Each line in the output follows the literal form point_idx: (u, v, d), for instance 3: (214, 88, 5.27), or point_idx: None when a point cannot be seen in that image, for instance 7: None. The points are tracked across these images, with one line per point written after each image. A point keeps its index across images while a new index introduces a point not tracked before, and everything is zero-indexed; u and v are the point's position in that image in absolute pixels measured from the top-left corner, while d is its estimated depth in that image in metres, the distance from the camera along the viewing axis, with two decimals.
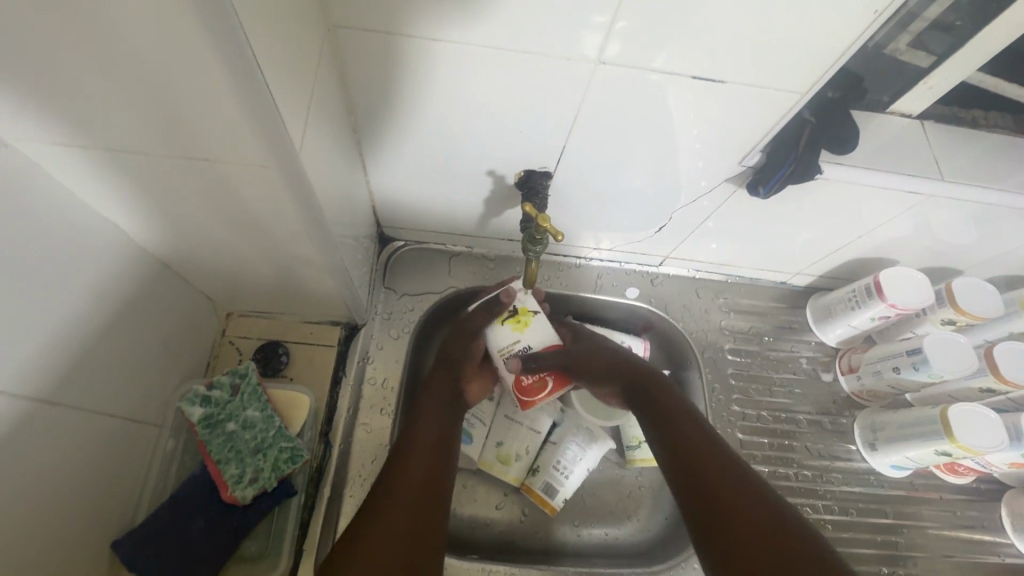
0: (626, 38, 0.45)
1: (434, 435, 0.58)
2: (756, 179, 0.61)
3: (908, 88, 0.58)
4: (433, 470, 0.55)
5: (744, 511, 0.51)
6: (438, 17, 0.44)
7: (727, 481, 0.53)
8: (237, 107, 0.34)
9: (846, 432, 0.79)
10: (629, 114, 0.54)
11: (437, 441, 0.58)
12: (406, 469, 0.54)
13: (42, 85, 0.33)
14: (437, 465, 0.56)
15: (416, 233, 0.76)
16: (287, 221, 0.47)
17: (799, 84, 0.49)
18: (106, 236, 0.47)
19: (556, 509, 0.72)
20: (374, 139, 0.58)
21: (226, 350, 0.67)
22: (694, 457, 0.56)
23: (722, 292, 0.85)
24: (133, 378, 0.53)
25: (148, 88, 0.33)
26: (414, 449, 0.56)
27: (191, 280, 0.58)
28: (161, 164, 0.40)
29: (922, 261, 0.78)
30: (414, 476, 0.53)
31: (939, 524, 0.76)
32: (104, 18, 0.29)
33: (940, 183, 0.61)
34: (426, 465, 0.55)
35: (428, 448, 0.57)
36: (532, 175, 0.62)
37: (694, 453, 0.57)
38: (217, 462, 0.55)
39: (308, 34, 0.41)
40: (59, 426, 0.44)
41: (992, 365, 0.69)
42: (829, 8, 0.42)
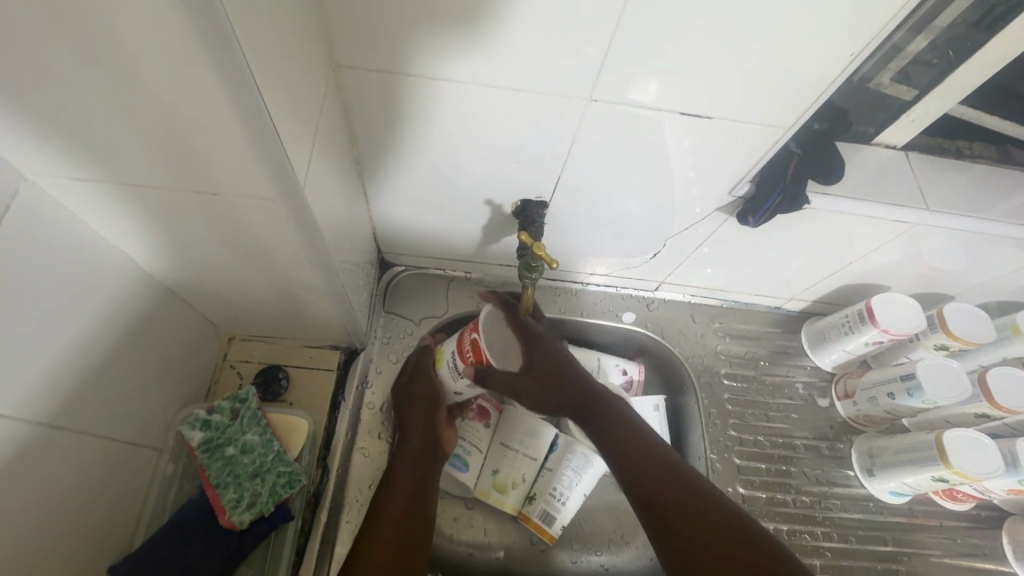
0: (618, 75, 0.47)
1: (404, 497, 0.59)
2: (745, 209, 0.62)
3: (891, 121, 0.61)
4: (411, 512, 0.59)
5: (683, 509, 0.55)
6: (438, 57, 0.46)
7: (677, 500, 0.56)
8: (245, 143, 0.36)
9: (844, 458, 0.79)
10: (622, 147, 0.56)
11: (409, 503, 0.59)
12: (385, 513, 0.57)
13: (63, 124, 0.35)
14: (410, 514, 0.58)
15: (416, 258, 0.78)
16: (289, 251, 0.48)
17: (783, 119, 0.52)
18: (116, 264, 0.48)
19: (554, 537, 0.72)
20: (376, 170, 0.60)
21: (227, 375, 0.67)
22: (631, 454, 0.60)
23: (717, 317, 0.86)
24: (135, 403, 0.54)
25: (164, 127, 0.35)
26: (381, 518, 0.57)
27: (195, 305, 0.60)
28: (172, 197, 0.42)
29: (915, 287, 0.79)
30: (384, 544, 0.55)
31: (940, 551, 0.75)
32: (128, 67, 0.31)
33: (925, 211, 0.62)
34: (398, 529, 0.56)
35: (398, 516, 0.57)
36: (528, 204, 0.64)
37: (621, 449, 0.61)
38: (216, 486, 0.56)
39: (314, 73, 0.43)
40: (66, 450, 0.46)
41: (986, 392, 0.70)
42: (811, 51, 0.44)
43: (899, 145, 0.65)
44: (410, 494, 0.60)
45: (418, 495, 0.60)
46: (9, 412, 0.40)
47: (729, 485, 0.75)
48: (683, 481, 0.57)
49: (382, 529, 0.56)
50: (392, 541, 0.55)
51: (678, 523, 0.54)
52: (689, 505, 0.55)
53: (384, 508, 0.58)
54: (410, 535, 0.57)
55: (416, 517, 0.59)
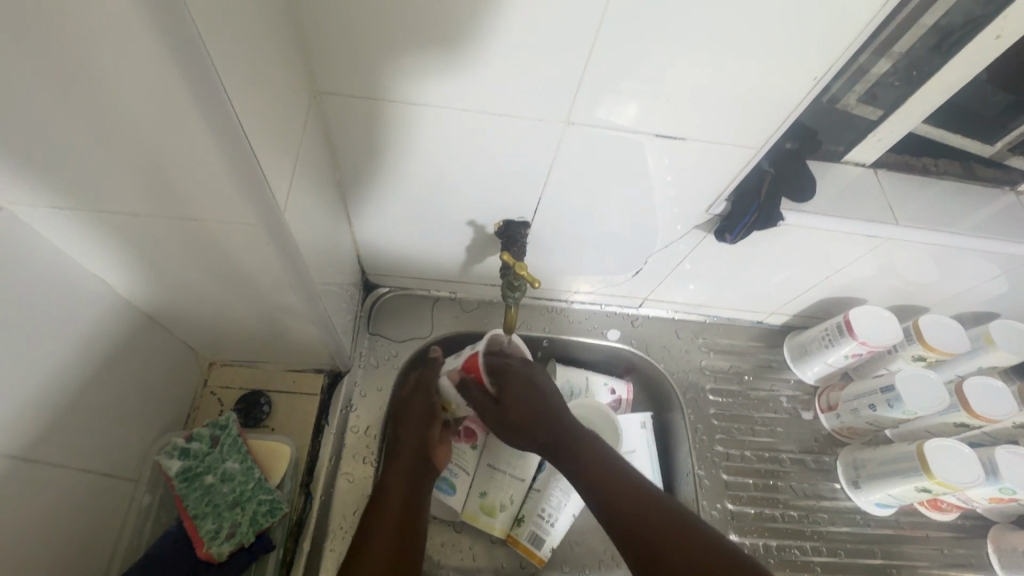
0: (593, 99, 0.49)
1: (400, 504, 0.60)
2: (722, 226, 0.63)
3: (858, 139, 0.64)
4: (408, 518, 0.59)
5: (649, 515, 0.55)
6: (416, 83, 0.47)
7: (649, 519, 0.55)
8: (224, 168, 0.36)
9: (830, 470, 0.79)
10: (603, 167, 0.57)
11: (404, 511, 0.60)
12: (382, 518, 0.58)
13: (40, 154, 0.35)
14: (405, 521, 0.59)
15: (401, 280, 0.78)
16: (271, 274, 0.48)
17: (753, 140, 0.53)
18: (95, 292, 0.48)
19: (543, 559, 0.72)
20: (358, 193, 0.61)
21: (207, 402, 0.66)
22: (593, 465, 0.60)
23: (701, 333, 0.87)
24: (112, 433, 0.52)
25: (142, 154, 0.35)
26: (377, 522, 0.58)
27: (175, 330, 0.59)
28: (151, 223, 0.42)
29: (892, 299, 0.81)
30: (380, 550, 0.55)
31: (929, 563, 0.75)
32: (107, 96, 0.31)
33: (895, 225, 0.64)
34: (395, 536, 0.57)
35: (393, 524, 0.58)
36: (510, 224, 0.65)
37: (583, 461, 0.61)
38: (193, 517, 0.53)
39: (295, 100, 0.44)
40: (40, 482, 0.44)
41: (963, 400, 0.71)
42: (778, 77, 0.46)
43: (867, 163, 0.68)
44: (406, 502, 0.61)
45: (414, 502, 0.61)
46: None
47: (718, 501, 0.75)
48: (654, 501, 0.57)
49: (377, 535, 0.56)
50: (386, 546, 0.56)
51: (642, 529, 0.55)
52: (664, 516, 0.55)
53: (377, 514, 0.59)
54: (405, 540, 0.58)
55: (411, 524, 0.59)
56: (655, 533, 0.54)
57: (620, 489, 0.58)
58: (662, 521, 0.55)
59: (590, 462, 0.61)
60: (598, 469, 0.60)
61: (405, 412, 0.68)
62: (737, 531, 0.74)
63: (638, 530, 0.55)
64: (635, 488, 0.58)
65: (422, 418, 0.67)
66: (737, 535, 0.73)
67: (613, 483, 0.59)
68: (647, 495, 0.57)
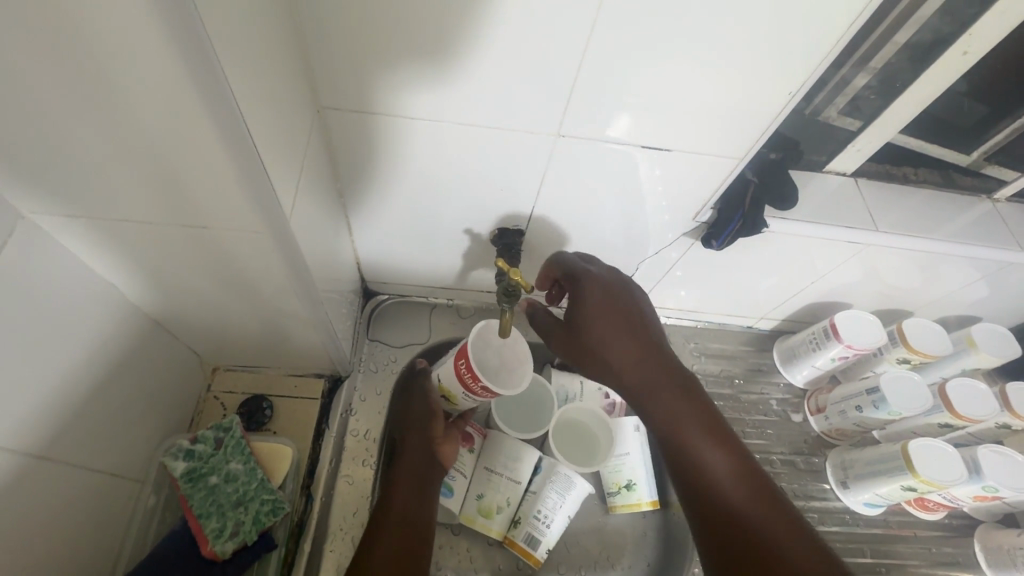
0: (583, 112, 0.51)
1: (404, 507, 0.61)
2: (709, 233, 0.66)
3: (838, 150, 0.67)
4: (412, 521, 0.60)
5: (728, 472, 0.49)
6: (415, 98, 0.50)
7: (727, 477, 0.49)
8: (234, 178, 0.38)
9: (820, 471, 0.81)
10: (594, 176, 0.59)
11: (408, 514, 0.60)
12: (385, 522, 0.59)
13: (61, 166, 0.37)
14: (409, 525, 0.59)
15: (400, 287, 0.80)
16: (275, 280, 0.50)
17: (736, 151, 0.56)
18: (106, 298, 0.50)
19: (540, 561, 0.73)
20: (359, 203, 0.63)
21: (210, 406, 0.68)
22: (676, 406, 0.52)
23: (693, 338, 0.89)
24: (119, 435, 0.54)
25: (157, 166, 0.37)
26: (381, 527, 0.58)
27: (181, 336, 0.61)
28: (162, 231, 0.44)
29: (877, 304, 0.83)
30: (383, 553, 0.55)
31: (918, 561, 0.77)
32: (127, 113, 0.34)
33: (875, 232, 0.67)
34: (398, 539, 0.57)
35: (397, 527, 0.58)
36: (506, 232, 0.67)
37: (664, 399, 0.52)
38: (198, 516, 0.55)
39: (300, 114, 0.46)
40: (52, 482, 0.46)
41: (946, 401, 0.74)
42: (757, 91, 0.49)
43: (848, 172, 0.70)
44: (410, 505, 0.61)
45: (419, 505, 0.62)
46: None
47: None
48: (739, 458, 0.50)
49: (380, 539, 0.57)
50: (390, 550, 0.56)
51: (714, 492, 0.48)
52: (743, 479, 0.49)
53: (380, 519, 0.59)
54: (410, 542, 0.58)
55: (416, 526, 0.59)
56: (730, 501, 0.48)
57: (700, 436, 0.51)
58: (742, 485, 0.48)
59: (671, 401, 0.52)
60: (679, 418, 0.51)
61: (406, 416, 0.69)
62: None
63: (710, 487, 0.49)
64: (719, 438, 0.50)
65: (421, 421, 0.67)
66: None
67: (697, 430, 0.51)
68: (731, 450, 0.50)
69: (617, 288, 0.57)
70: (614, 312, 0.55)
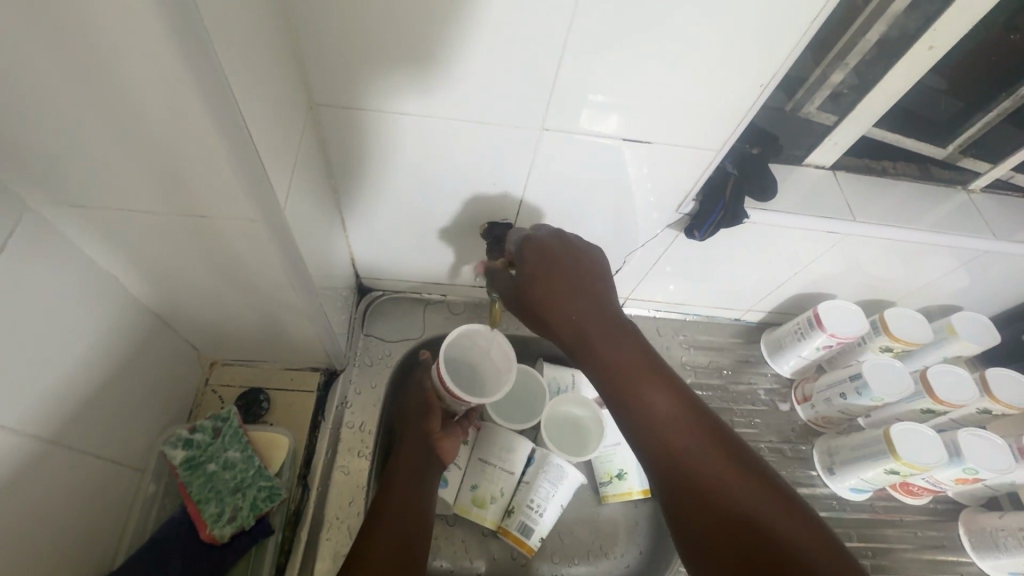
0: (565, 106, 0.53)
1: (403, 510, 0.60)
2: (692, 224, 0.68)
3: (816, 144, 0.70)
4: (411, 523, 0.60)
5: (670, 414, 0.47)
6: (407, 96, 0.52)
7: (676, 417, 0.47)
8: (231, 168, 0.40)
9: (806, 458, 0.83)
10: (578, 168, 0.61)
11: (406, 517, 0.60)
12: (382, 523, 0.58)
13: (67, 156, 0.39)
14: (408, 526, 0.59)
15: (394, 283, 0.82)
16: (271, 271, 0.52)
17: (712, 143, 0.58)
18: (109, 290, 0.51)
19: (533, 549, 0.74)
20: (353, 199, 0.65)
21: (209, 399, 0.69)
22: (607, 349, 0.51)
23: (682, 330, 0.91)
24: (120, 425, 0.55)
25: (158, 155, 0.39)
26: (380, 526, 0.58)
27: (179, 329, 0.62)
28: (163, 221, 0.46)
29: (860, 295, 0.86)
30: (381, 551, 0.55)
31: (903, 545, 0.78)
32: (129, 105, 0.35)
33: (852, 222, 0.69)
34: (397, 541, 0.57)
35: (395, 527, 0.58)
36: (495, 226, 0.68)
37: (604, 349, 0.51)
38: (197, 502, 0.57)
39: (293, 110, 0.48)
40: (56, 467, 0.47)
41: (927, 387, 0.75)
42: (732, 84, 0.51)
43: (827, 166, 0.73)
44: (409, 508, 0.61)
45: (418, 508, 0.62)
46: (9, 425, 0.42)
47: None
48: (681, 394, 0.48)
49: (378, 538, 0.56)
50: (388, 549, 0.56)
51: (659, 431, 0.46)
52: (689, 416, 0.47)
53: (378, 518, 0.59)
54: (409, 543, 0.58)
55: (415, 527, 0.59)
56: (681, 446, 0.45)
57: (640, 371, 0.49)
58: (689, 419, 0.47)
59: (614, 350, 0.51)
60: (617, 359, 0.50)
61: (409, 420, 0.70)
62: None
63: (659, 426, 0.47)
64: (656, 374, 0.49)
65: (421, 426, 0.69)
66: None
67: (631, 367, 0.50)
68: (670, 388, 0.48)
69: (553, 246, 0.57)
70: (555, 268, 0.55)
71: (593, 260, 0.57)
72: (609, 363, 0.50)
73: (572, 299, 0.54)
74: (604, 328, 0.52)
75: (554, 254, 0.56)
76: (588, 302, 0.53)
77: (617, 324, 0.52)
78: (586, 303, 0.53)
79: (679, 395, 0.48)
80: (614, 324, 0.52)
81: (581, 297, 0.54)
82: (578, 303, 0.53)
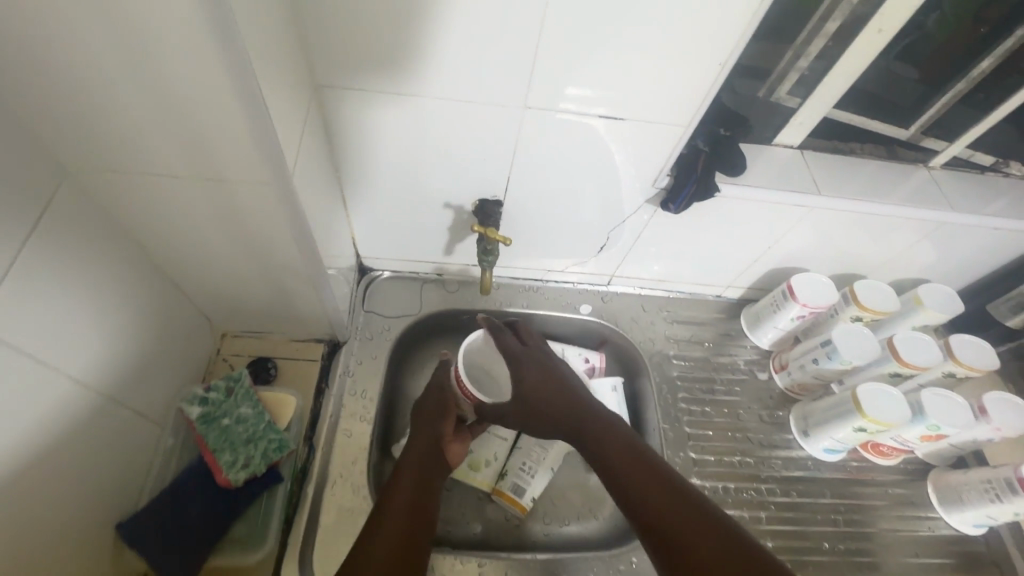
0: (547, 84, 0.58)
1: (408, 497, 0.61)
2: (666, 198, 0.72)
3: (783, 124, 0.76)
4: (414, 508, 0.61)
5: (637, 474, 0.59)
6: (404, 77, 0.57)
7: (645, 488, 0.57)
8: (248, 134, 0.45)
9: (784, 423, 0.88)
10: (561, 145, 0.66)
11: (411, 504, 0.61)
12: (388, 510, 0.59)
13: (100, 124, 0.43)
14: (413, 513, 0.60)
15: (393, 262, 0.87)
16: (279, 237, 0.56)
17: (681, 119, 0.63)
18: (132, 256, 0.56)
19: (526, 508, 0.78)
20: (353, 178, 0.70)
21: (220, 367, 0.74)
22: (602, 441, 0.63)
23: (665, 306, 0.96)
24: (141, 383, 0.59)
25: (181, 122, 0.44)
26: (386, 514, 0.59)
27: (193, 297, 0.67)
28: (183, 187, 0.50)
29: (832, 269, 0.91)
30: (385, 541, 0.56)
31: (876, 501, 0.83)
32: (160, 76, 0.40)
33: (817, 195, 0.74)
34: (403, 527, 0.58)
35: (401, 514, 0.59)
36: (486, 203, 0.74)
37: (591, 437, 0.64)
38: (213, 451, 0.62)
39: (300, 89, 0.54)
40: (88, 415, 0.51)
41: (893, 351, 0.80)
42: (700, 61, 0.56)
43: (795, 145, 0.78)
44: (414, 497, 0.62)
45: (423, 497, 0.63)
46: (50, 365, 0.47)
47: (681, 450, 0.83)
48: (655, 469, 0.59)
49: (384, 525, 0.58)
50: (394, 536, 0.57)
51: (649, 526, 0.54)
52: (661, 482, 0.57)
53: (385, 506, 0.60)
54: (414, 531, 0.59)
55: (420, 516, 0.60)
56: (668, 523, 0.54)
57: (616, 443, 0.63)
58: (659, 492, 0.56)
59: (606, 444, 0.63)
60: (602, 445, 0.63)
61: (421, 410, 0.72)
62: (699, 475, 0.81)
63: (631, 496, 0.57)
64: (637, 460, 0.60)
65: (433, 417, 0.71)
66: (699, 479, 0.81)
67: (608, 446, 0.63)
68: (644, 459, 0.60)
69: (548, 367, 0.70)
70: (550, 385, 0.68)
71: (557, 369, 0.70)
72: (607, 462, 0.61)
73: (562, 413, 0.66)
74: (595, 424, 0.65)
75: (547, 378, 0.68)
76: (578, 417, 0.66)
77: (606, 428, 0.64)
78: (568, 399, 0.67)
79: (634, 459, 0.60)
80: (607, 430, 0.64)
81: (565, 399, 0.67)
82: (561, 403, 0.67)
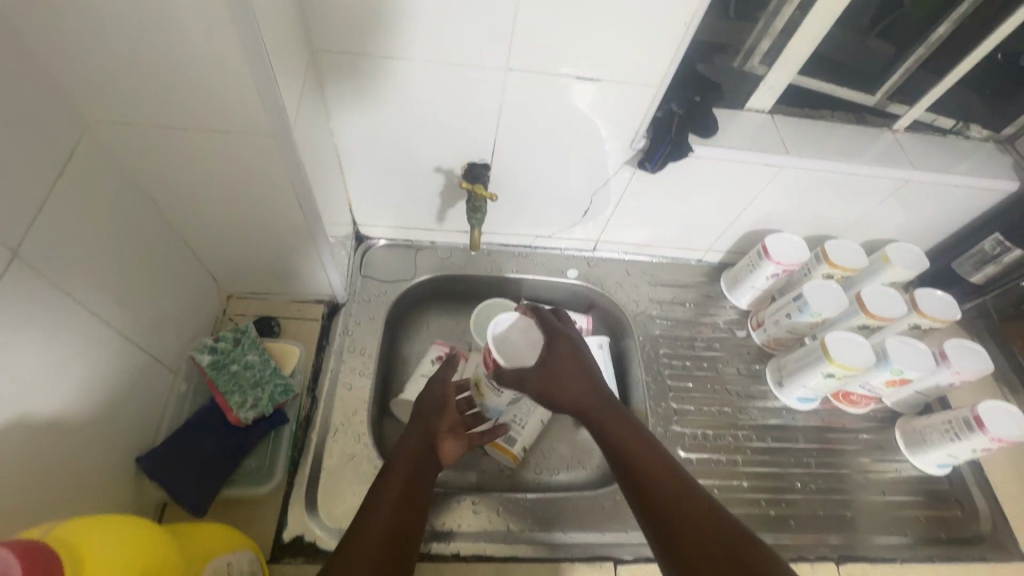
0: (528, 46, 0.63)
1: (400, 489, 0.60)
2: (643, 157, 0.77)
3: (753, 90, 0.81)
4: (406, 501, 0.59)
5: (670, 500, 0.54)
6: (394, 41, 0.62)
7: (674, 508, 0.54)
8: (253, 88, 0.49)
9: (761, 376, 0.93)
10: (543, 107, 0.71)
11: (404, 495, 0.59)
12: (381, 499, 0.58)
13: (119, 79, 0.48)
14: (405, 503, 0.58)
15: (388, 229, 0.91)
16: (282, 191, 0.61)
17: (654, 79, 0.68)
18: (146, 210, 0.60)
19: (516, 457, 0.83)
20: (349, 143, 0.74)
21: (226, 326, 0.79)
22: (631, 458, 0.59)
23: (649, 270, 1.01)
24: (156, 332, 0.64)
25: (192, 78, 0.48)
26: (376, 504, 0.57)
27: (201, 256, 0.71)
28: (194, 142, 0.54)
29: (805, 231, 0.96)
30: (379, 528, 0.54)
31: (846, 446, 0.88)
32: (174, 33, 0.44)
33: (785, 154, 0.79)
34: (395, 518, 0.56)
35: (396, 505, 0.57)
36: (474, 166, 0.79)
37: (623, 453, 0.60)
38: (223, 393, 0.67)
39: (298, 52, 0.58)
40: (109, 354, 0.56)
41: (861, 304, 0.85)
42: (668, 23, 0.61)
43: (766, 109, 0.83)
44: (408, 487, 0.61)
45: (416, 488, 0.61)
46: (79, 303, 0.51)
47: (663, 401, 0.88)
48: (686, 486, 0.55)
49: (376, 515, 0.55)
50: (387, 525, 0.55)
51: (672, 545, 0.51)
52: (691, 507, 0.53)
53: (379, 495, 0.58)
54: (405, 521, 0.57)
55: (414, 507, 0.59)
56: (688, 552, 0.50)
57: (645, 462, 0.58)
58: (692, 515, 0.52)
59: (636, 460, 0.58)
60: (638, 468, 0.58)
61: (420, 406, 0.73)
62: (680, 423, 0.86)
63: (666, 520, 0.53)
64: (675, 481, 0.56)
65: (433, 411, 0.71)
66: (680, 426, 0.86)
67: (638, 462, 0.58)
68: (674, 482, 0.56)
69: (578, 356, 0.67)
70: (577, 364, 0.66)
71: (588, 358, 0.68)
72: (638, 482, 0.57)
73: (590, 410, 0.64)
74: (630, 440, 0.60)
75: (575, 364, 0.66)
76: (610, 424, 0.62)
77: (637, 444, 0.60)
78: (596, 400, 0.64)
79: (666, 475, 0.56)
80: (638, 446, 0.60)
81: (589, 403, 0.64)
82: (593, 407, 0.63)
